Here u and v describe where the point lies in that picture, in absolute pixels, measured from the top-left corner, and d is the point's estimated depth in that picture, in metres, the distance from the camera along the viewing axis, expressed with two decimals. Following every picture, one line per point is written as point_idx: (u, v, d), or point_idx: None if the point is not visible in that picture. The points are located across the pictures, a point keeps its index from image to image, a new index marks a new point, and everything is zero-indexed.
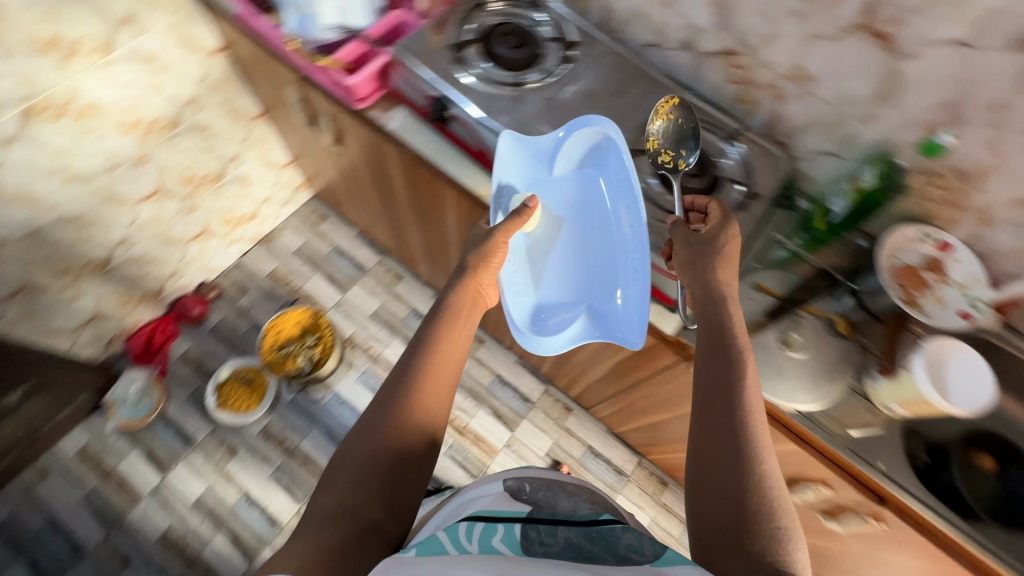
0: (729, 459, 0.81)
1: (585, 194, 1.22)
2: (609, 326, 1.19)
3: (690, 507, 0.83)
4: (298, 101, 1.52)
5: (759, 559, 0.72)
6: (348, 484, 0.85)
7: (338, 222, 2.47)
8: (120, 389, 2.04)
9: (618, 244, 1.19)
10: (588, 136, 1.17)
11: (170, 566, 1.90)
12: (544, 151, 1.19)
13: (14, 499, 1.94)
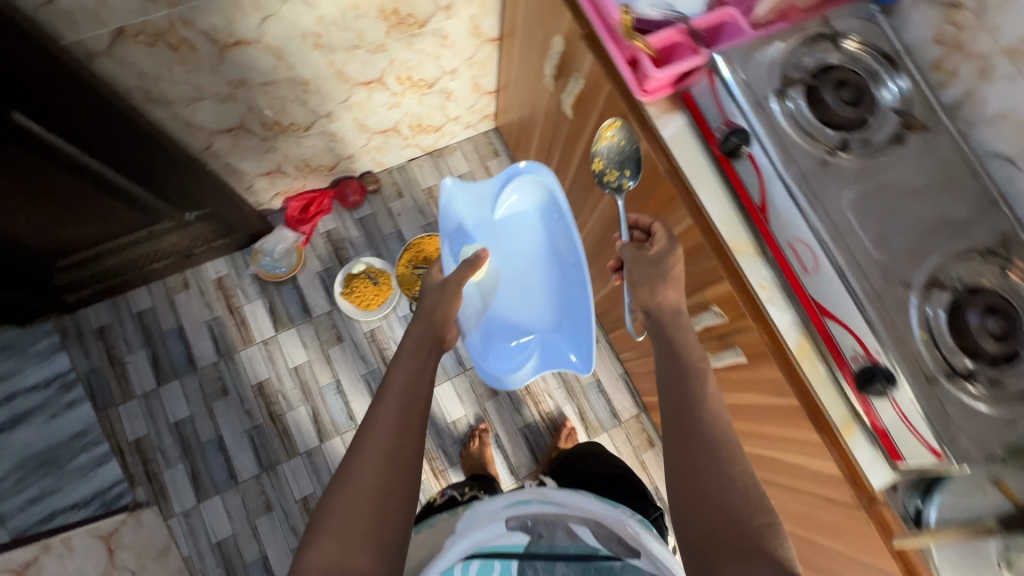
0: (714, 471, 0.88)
1: (514, 243, 1.62)
2: (552, 362, 1.55)
3: (680, 521, 0.89)
4: (558, 51, 1.41)
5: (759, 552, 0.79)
6: (336, 535, 0.89)
7: (507, 163, 2.40)
8: (268, 242, 2.15)
9: (573, 287, 1.53)
10: (524, 183, 1.55)
11: (256, 413, 2.07)
12: (482, 189, 1.59)
13: (155, 296, 2.14)
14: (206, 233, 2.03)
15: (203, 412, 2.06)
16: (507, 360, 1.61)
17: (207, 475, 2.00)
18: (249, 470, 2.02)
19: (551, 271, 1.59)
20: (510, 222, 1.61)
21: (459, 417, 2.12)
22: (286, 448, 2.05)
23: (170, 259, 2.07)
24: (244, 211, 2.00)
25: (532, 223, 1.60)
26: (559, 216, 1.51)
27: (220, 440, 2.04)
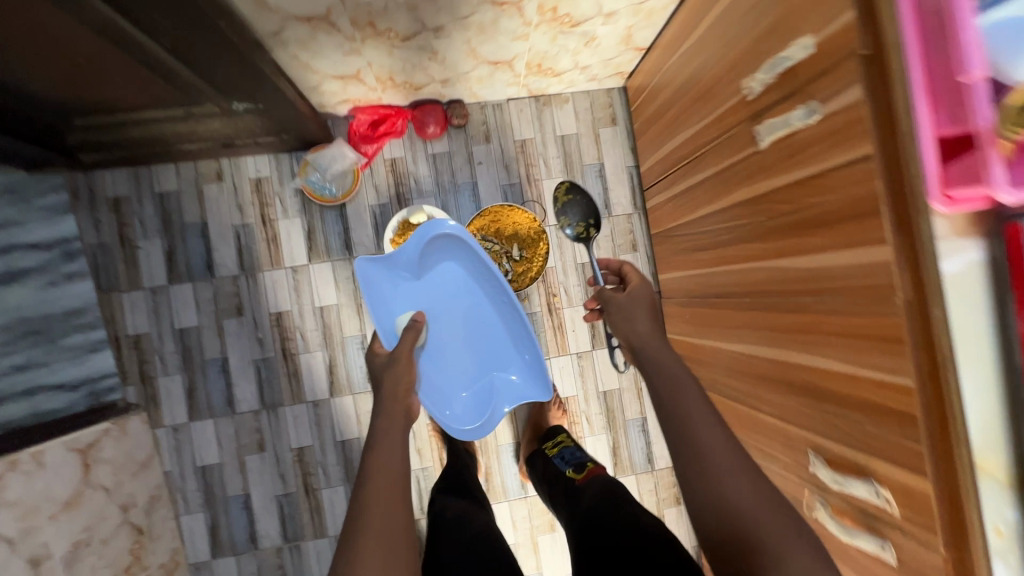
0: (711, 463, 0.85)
1: (443, 292, 1.60)
2: (508, 396, 1.62)
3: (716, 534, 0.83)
4: (801, 53, 0.95)
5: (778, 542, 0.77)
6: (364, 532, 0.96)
7: (621, 137, 1.96)
8: (323, 157, 1.79)
9: (511, 313, 1.56)
10: (445, 238, 1.51)
11: (269, 345, 1.85)
12: (404, 264, 1.55)
13: (184, 180, 1.84)
14: (253, 129, 1.67)
15: (213, 326, 1.84)
16: (470, 412, 1.63)
17: (204, 396, 1.83)
18: (249, 403, 1.84)
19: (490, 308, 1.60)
20: (432, 274, 1.60)
21: None
22: (293, 391, 1.85)
23: (206, 144, 1.73)
24: (302, 119, 1.63)
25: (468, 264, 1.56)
26: (483, 270, 1.52)
27: (225, 362, 1.84)
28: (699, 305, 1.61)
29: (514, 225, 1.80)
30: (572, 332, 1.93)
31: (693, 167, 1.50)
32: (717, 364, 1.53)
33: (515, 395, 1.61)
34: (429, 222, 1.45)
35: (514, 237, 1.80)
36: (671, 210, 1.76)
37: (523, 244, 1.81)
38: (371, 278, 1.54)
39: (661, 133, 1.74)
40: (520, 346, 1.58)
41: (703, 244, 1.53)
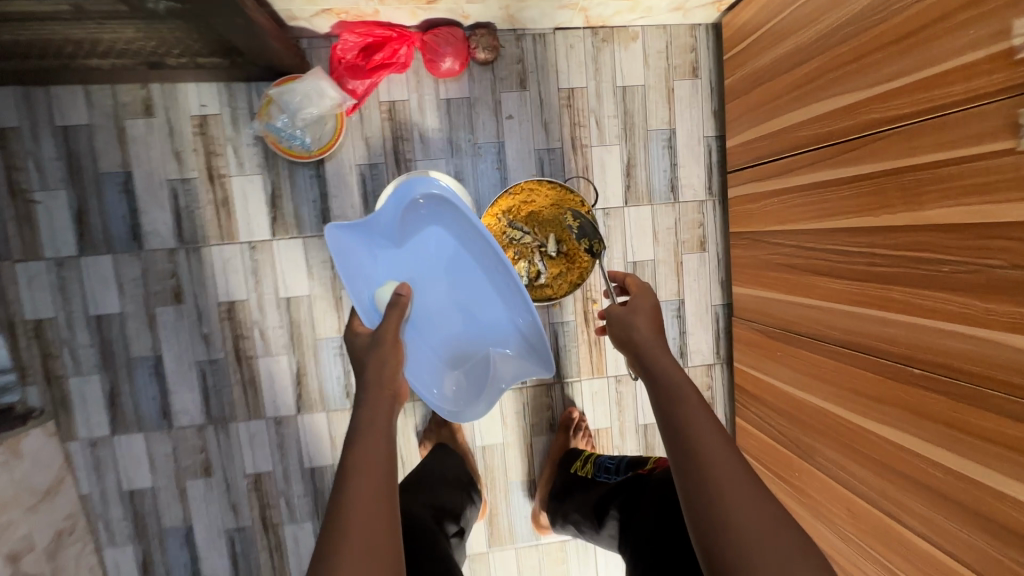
0: (741, 513, 0.60)
1: (430, 253, 1.13)
2: (508, 369, 1.10)
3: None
4: None
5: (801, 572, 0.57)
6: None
7: (701, 96, 1.45)
8: (292, 94, 1.25)
9: (499, 267, 1.03)
10: (430, 200, 1.05)
11: (217, 343, 1.41)
12: (381, 231, 1.08)
13: (97, 110, 1.32)
14: (188, 42, 1.15)
15: (142, 315, 1.38)
16: (462, 394, 1.14)
17: (131, 404, 1.40)
18: (192, 415, 1.42)
19: (483, 270, 1.09)
20: (416, 239, 1.12)
21: (493, 445, 1.50)
22: (248, 404, 1.43)
23: (123, 59, 1.20)
24: (253, 30, 1.11)
25: (456, 228, 1.07)
26: (471, 231, 1.03)
27: (159, 362, 1.40)
28: (799, 346, 1.17)
29: (554, 210, 1.29)
30: (611, 348, 1.51)
31: (848, 157, 0.97)
32: (821, 430, 1.12)
33: (515, 372, 1.10)
34: (413, 179, 1.03)
35: (553, 226, 1.29)
36: (765, 208, 1.25)
37: (565, 237, 1.30)
38: (347, 247, 1.05)
39: (765, 98, 1.20)
40: (517, 307, 1.04)
41: (837, 271, 1.03)
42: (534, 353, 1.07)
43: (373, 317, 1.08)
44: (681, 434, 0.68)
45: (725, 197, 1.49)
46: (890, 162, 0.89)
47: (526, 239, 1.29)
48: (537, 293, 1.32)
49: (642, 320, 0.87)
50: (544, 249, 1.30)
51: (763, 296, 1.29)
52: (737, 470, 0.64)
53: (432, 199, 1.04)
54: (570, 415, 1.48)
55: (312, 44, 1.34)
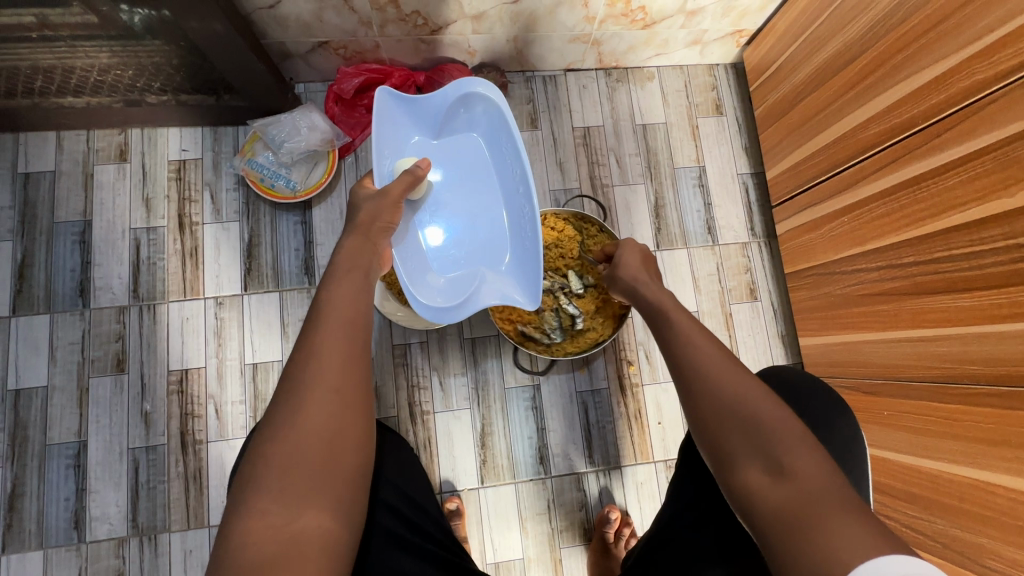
0: (724, 401, 0.57)
1: (458, 153, 1.00)
2: (494, 291, 0.96)
3: (744, 452, 0.54)
4: None
5: (782, 435, 0.53)
6: (269, 495, 0.51)
7: (729, 133, 1.33)
8: (279, 126, 1.16)
9: (519, 193, 0.96)
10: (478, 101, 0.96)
11: (160, 424, 1.12)
12: (423, 113, 0.96)
13: (65, 157, 1.19)
14: (169, 70, 1.06)
15: (72, 389, 1.12)
16: (440, 296, 0.94)
17: (35, 509, 1.07)
18: (111, 525, 1.08)
19: (505, 188, 0.99)
20: (450, 138, 1.00)
21: (511, 563, 1.12)
22: (188, 506, 1.09)
23: (98, 96, 1.10)
24: (255, 65, 1.02)
25: (501, 143, 0.97)
26: (512, 144, 0.94)
27: (81, 451, 1.10)
28: (923, 400, 0.87)
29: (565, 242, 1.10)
30: (655, 424, 1.20)
31: (957, 132, 0.77)
32: (988, 519, 0.78)
33: (503, 296, 0.95)
34: (475, 78, 0.94)
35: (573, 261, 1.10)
36: (834, 232, 1.02)
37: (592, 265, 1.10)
38: (387, 111, 0.92)
39: (812, 110, 1.05)
40: (527, 229, 0.95)
41: (968, 281, 0.77)
42: (528, 280, 0.95)
43: (384, 178, 0.89)
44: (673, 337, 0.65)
45: (771, 239, 1.29)
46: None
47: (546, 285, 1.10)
48: (580, 341, 1.11)
49: (628, 259, 0.83)
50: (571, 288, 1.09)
51: (849, 341, 1.01)
52: (727, 365, 0.60)
53: (485, 104, 0.95)
54: (608, 516, 1.11)
55: (309, 88, 1.25)
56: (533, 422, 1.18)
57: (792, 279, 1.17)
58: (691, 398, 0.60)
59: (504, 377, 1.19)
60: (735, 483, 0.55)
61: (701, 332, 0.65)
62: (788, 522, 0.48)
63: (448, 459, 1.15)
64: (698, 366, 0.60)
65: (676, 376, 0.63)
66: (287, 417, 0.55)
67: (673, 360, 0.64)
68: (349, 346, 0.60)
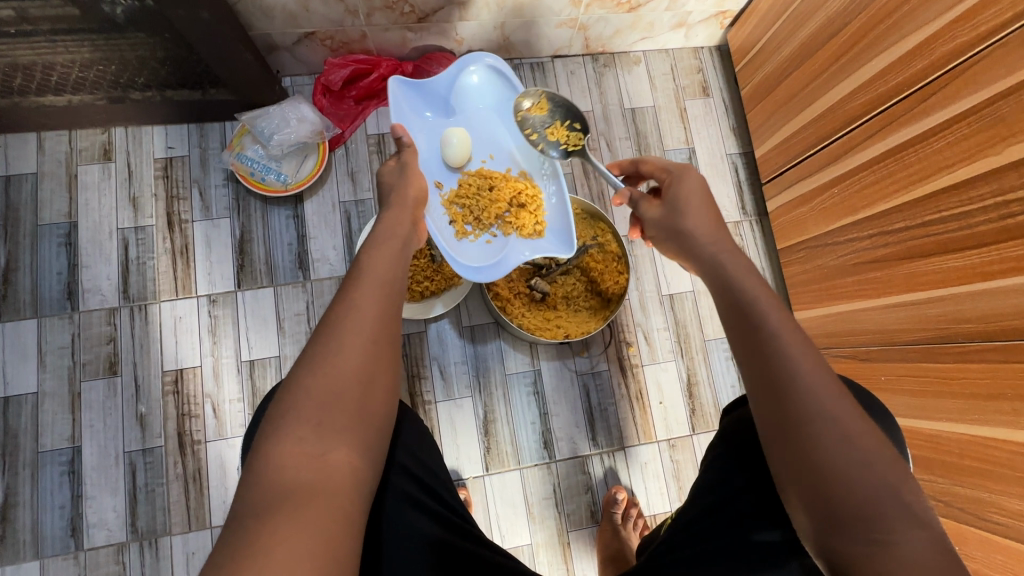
0: (840, 467, 0.53)
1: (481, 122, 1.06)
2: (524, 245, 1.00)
3: (852, 525, 0.51)
4: None
5: (898, 517, 0.50)
6: (306, 427, 0.57)
7: (716, 114, 1.35)
8: (268, 118, 1.14)
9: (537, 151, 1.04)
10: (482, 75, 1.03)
11: (156, 426, 1.10)
12: (432, 94, 1.03)
13: (47, 158, 1.16)
14: (153, 65, 1.04)
15: (63, 394, 1.09)
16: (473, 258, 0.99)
17: (29, 520, 1.04)
18: (110, 531, 1.05)
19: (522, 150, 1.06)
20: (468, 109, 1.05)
21: (519, 549, 1.11)
22: (188, 508, 1.07)
23: (80, 94, 1.08)
24: (242, 56, 1.02)
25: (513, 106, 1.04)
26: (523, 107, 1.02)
27: (75, 457, 1.07)
28: (919, 362, 0.88)
29: (561, 301, 1.12)
30: (657, 404, 1.21)
31: (941, 96, 0.79)
32: (988, 473, 0.80)
33: (534, 249, 1.00)
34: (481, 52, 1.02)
35: (524, 223, 1.01)
36: (825, 204, 1.03)
37: (500, 197, 1.01)
38: (400, 97, 0.99)
39: (797, 85, 1.06)
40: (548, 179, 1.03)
41: (959, 243, 0.79)
42: (551, 225, 1.02)
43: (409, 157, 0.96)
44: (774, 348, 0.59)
45: (762, 217, 1.31)
46: (1014, 77, 0.70)
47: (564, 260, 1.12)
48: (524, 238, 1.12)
49: (691, 196, 0.77)
50: (540, 276, 1.12)
51: (843, 312, 1.03)
52: (835, 409, 0.55)
53: (491, 76, 1.04)
54: (615, 497, 1.12)
55: (295, 82, 1.24)
56: (536, 408, 1.18)
57: (785, 254, 1.18)
58: (790, 434, 0.56)
59: (505, 363, 1.19)
60: (826, 541, 0.53)
61: (819, 374, 0.57)
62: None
63: (452, 448, 1.14)
64: (801, 405, 0.55)
65: (769, 404, 0.58)
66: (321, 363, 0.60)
67: (768, 383, 0.58)
68: (382, 309, 0.67)
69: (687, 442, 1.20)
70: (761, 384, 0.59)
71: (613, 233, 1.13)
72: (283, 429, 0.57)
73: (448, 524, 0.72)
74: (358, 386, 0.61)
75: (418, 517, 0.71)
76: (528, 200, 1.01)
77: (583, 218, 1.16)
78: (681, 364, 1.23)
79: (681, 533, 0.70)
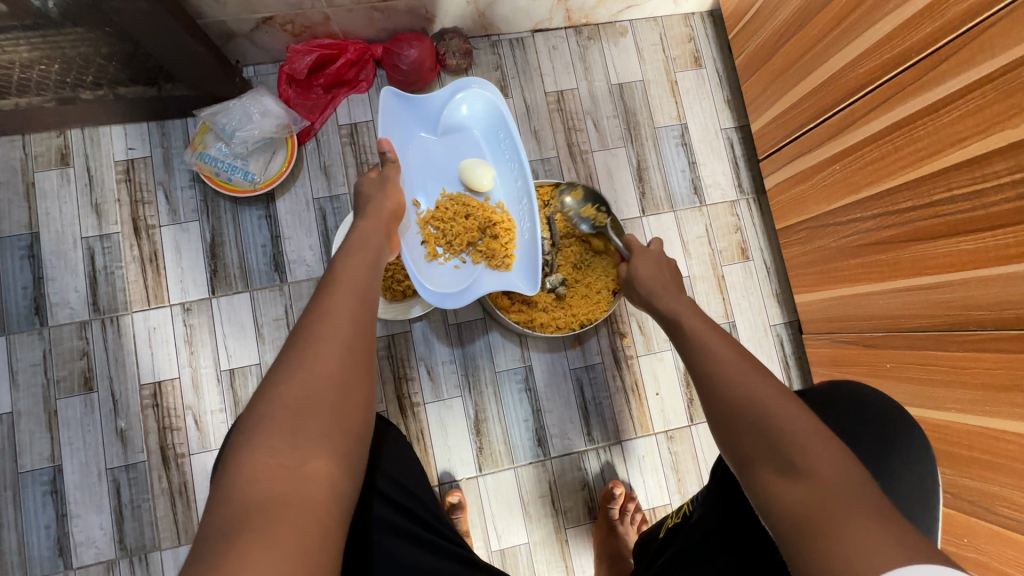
0: (740, 404, 0.57)
1: (459, 152, 1.05)
2: (491, 277, 1.01)
3: (762, 461, 0.54)
4: None
5: (797, 443, 0.52)
6: (278, 435, 0.54)
7: (710, 86, 1.27)
8: (228, 114, 1.08)
9: (519, 186, 1.02)
10: (472, 98, 1.03)
11: (137, 441, 1.06)
12: (420, 109, 1.01)
13: (2, 166, 1.10)
14: (99, 61, 0.97)
15: (39, 413, 1.05)
16: (440, 283, 0.98)
17: (14, 540, 1.02)
18: (98, 548, 1.03)
19: (504, 182, 1.04)
20: (451, 138, 1.05)
21: (516, 548, 1.09)
22: (177, 522, 1.05)
23: (26, 95, 1.01)
24: (194, 49, 0.94)
25: (501, 144, 1.03)
26: (512, 141, 1.02)
27: (57, 475, 1.04)
28: (928, 350, 0.83)
29: (576, 271, 1.07)
30: (653, 396, 1.17)
31: (951, 63, 0.73)
32: (999, 466, 0.76)
33: (503, 284, 1.00)
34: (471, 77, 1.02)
35: (493, 252, 1.00)
36: (826, 181, 0.96)
37: (472, 223, 1.00)
38: (390, 108, 0.97)
39: (794, 53, 0.98)
40: (524, 216, 1.01)
41: (970, 223, 0.73)
42: (521, 260, 1.02)
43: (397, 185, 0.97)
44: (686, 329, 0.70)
45: (760, 194, 1.24)
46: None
47: (549, 242, 1.08)
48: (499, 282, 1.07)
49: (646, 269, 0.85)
50: (548, 273, 1.07)
51: (845, 296, 0.97)
52: (743, 362, 0.61)
53: (485, 102, 1.03)
54: (613, 492, 1.09)
55: (259, 71, 1.16)
56: (528, 405, 1.14)
57: (784, 234, 1.12)
58: (707, 389, 0.61)
59: (494, 360, 1.15)
60: (754, 487, 0.54)
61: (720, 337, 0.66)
62: (811, 525, 0.48)
63: (443, 450, 1.11)
64: (714, 363, 0.62)
65: (692, 369, 0.65)
66: (293, 375, 0.57)
67: (689, 353, 0.66)
68: (358, 313, 0.65)
69: (686, 433, 1.16)
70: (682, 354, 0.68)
71: (547, 186, 1.07)
72: (252, 445, 0.53)
73: (433, 547, 0.69)
74: (338, 410, 0.57)
75: (399, 543, 0.68)
76: (501, 232, 1.00)
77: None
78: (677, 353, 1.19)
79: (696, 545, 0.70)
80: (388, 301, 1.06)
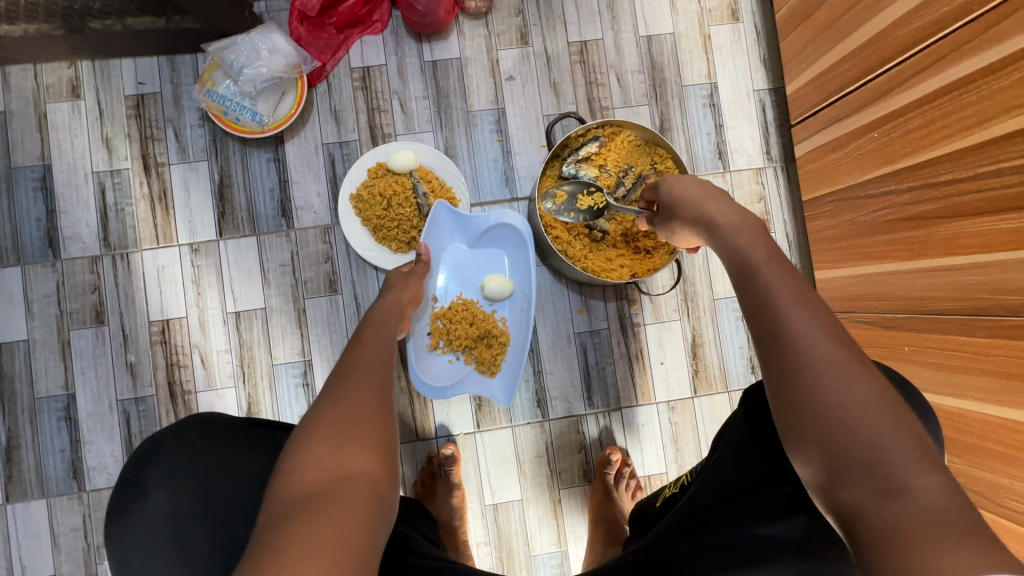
0: (828, 406, 0.51)
1: (485, 265, 1.09)
2: (475, 384, 1.05)
3: (842, 466, 0.50)
4: None
5: (892, 460, 0.47)
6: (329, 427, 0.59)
7: (745, 42, 1.18)
8: (236, 50, 1.05)
9: (523, 315, 1.05)
10: (509, 229, 1.05)
11: (146, 375, 1.09)
12: (464, 225, 1.05)
13: (13, 95, 1.09)
14: None
15: (53, 342, 1.08)
16: (437, 374, 1.04)
17: (32, 461, 1.07)
18: (109, 474, 1.08)
19: (514, 308, 1.07)
20: (482, 253, 1.09)
21: (509, 504, 1.11)
22: None
23: (35, 22, 0.99)
24: None
25: (523, 273, 1.06)
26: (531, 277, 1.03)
27: (71, 403, 1.08)
28: (952, 335, 0.79)
29: (623, 238, 1.05)
30: (659, 365, 1.15)
31: (1016, 20, 0.65)
32: (1012, 457, 0.75)
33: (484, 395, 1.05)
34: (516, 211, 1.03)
35: (482, 359, 1.05)
36: (860, 149, 0.90)
37: (474, 332, 1.04)
38: (436, 219, 1.02)
39: (841, 6, 0.90)
40: (520, 340, 1.04)
41: (1016, 200, 0.68)
42: (505, 376, 1.05)
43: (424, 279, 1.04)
44: (758, 287, 0.61)
45: (789, 162, 1.17)
46: None
47: (624, 191, 1.04)
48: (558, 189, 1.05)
49: (689, 194, 0.78)
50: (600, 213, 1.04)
51: (867, 274, 0.92)
52: (837, 354, 0.53)
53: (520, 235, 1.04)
54: (609, 458, 1.09)
55: (270, 7, 1.12)
56: (530, 365, 1.13)
57: (810, 206, 1.06)
58: (789, 383, 0.54)
59: None
60: (836, 494, 0.51)
61: (799, 304, 0.57)
62: (897, 547, 0.44)
63: (442, 405, 1.11)
64: (804, 348, 0.54)
65: (769, 346, 0.57)
66: (340, 381, 0.66)
67: (764, 324, 0.58)
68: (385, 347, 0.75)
69: (689, 405, 1.15)
70: (753, 320, 0.60)
71: (672, 156, 1.04)
72: (299, 456, 0.56)
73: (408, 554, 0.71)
74: (375, 400, 0.63)
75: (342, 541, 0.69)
76: (497, 347, 1.05)
77: (639, 143, 1.05)
78: (686, 324, 1.16)
79: (687, 518, 0.69)
80: (392, 251, 1.08)
